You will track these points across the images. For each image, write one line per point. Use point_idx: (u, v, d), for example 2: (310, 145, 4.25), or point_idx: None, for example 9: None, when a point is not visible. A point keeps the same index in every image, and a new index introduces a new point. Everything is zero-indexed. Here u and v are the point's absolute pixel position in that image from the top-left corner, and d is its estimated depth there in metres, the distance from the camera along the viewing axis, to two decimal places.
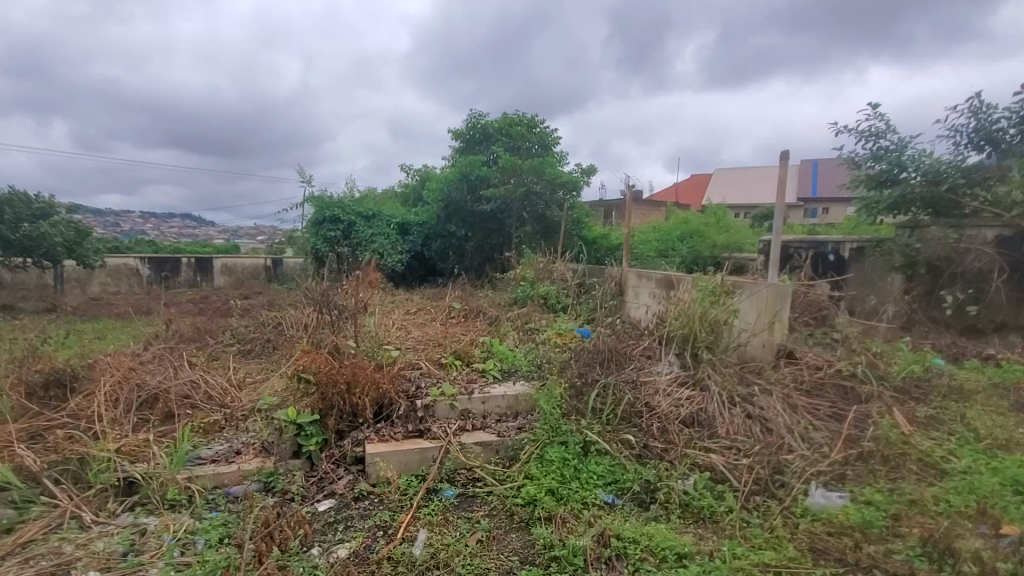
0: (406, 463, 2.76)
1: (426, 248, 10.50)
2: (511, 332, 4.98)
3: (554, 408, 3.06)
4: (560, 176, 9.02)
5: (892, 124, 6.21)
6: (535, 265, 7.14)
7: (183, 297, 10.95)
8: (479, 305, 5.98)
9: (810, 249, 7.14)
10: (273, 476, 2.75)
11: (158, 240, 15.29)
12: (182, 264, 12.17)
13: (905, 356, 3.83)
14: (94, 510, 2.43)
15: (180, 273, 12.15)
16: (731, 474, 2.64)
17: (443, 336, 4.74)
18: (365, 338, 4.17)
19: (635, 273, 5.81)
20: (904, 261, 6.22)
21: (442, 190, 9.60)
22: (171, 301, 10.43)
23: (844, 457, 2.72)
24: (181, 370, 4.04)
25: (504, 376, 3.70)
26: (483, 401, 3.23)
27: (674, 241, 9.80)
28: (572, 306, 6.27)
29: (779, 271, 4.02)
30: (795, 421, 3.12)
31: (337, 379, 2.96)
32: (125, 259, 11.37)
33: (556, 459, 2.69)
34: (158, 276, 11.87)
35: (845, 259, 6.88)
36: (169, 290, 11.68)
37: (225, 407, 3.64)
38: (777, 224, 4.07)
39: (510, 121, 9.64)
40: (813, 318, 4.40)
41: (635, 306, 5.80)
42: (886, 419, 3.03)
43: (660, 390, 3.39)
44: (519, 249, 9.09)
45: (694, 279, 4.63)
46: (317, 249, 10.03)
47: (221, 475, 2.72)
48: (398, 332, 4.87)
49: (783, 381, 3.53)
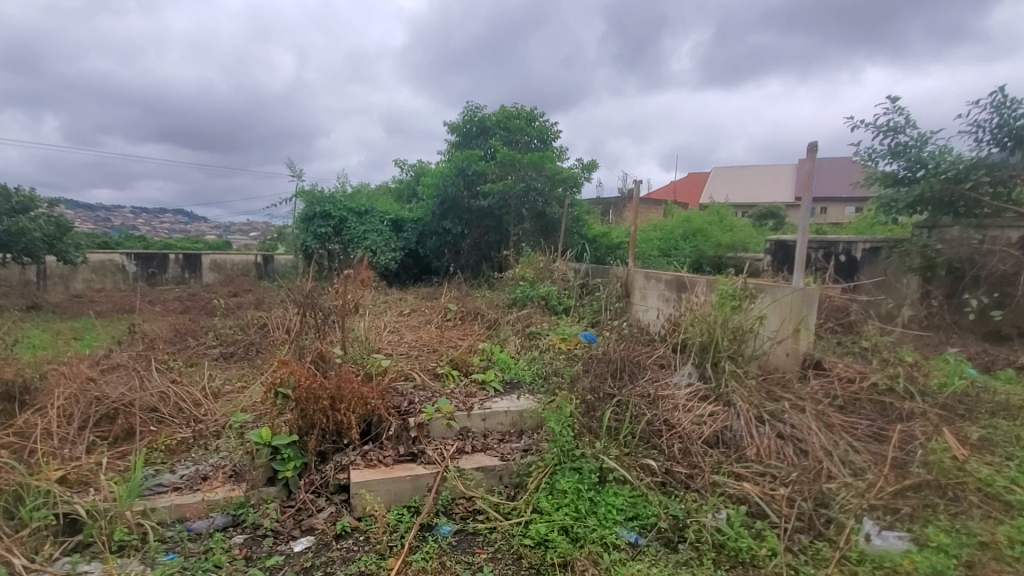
0: (396, 494, 2.41)
1: (421, 246, 10.16)
2: (511, 337, 4.64)
3: (565, 428, 2.71)
4: (560, 171, 8.71)
5: (911, 118, 5.90)
6: (535, 265, 6.80)
7: (170, 294, 10.54)
8: (476, 306, 5.61)
9: (819, 249, 6.96)
10: (243, 508, 2.40)
11: (147, 235, 14.80)
12: (169, 260, 11.72)
13: (943, 368, 3.52)
14: (27, 553, 2.05)
15: (167, 269, 11.70)
16: (769, 507, 2.31)
17: (439, 342, 4.39)
18: (354, 345, 3.80)
19: (642, 273, 5.47)
20: (923, 262, 5.94)
21: (438, 185, 9.21)
22: (157, 299, 10.01)
23: (896, 487, 2.41)
24: (150, 380, 3.68)
25: (506, 388, 3.36)
26: (483, 417, 2.88)
27: (677, 240, 9.49)
28: (575, 308, 5.93)
29: (804, 274, 3.70)
30: (833, 443, 2.81)
31: (319, 395, 2.60)
32: (110, 254, 10.94)
33: (569, 490, 2.35)
34: (143, 272, 11.43)
35: (858, 259, 6.71)
36: (155, 287, 11.25)
37: (196, 421, 3.28)
38: (801, 223, 3.74)
39: (509, 113, 9.23)
40: (838, 325, 4.09)
41: (642, 309, 5.47)
42: (935, 441, 2.73)
43: (680, 405, 3.06)
44: (518, 247, 8.76)
45: (709, 282, 4.30)
46: (307, 246, 9.63)
47: (183, 507, 2.37)
48: (390, 337, 4.51)
49: (814, 395, 3.22)
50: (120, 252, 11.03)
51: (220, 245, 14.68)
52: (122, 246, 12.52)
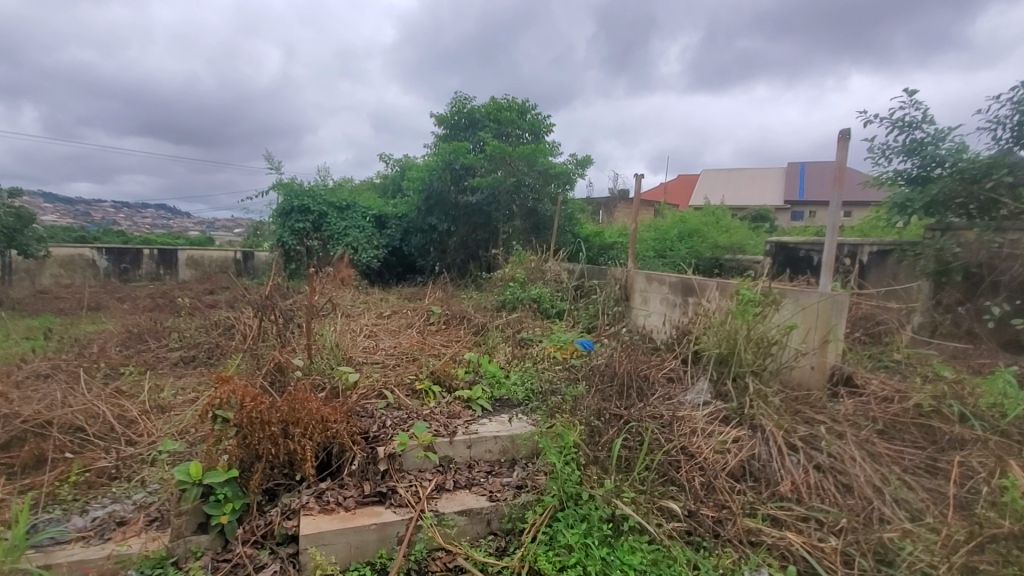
0: (357, 548, 1.93)
1: (405, 244, 9.68)
2: (501, 344, 4.16)
3: (568, 462, 2.24)
4: (553, 166, 8.27)
5: (928, 114, 5.64)
6: (526, 265, 6.36)
7: (142, 291, 9.89)
8: (462, 309, 5.13)
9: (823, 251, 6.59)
10: (163, 565, 1.92)
11: (122, 228, 14.06)
12: (143, 255, 10.99)
13: (990, 384, 3.12)
14: None
15: (141, 265, 10.98)
16: (820, 564, 1.92)
17: (420, 349, 3.91)
18: (321, 355, 3.31)
19: (643, 275, 5.03)
20: (937, 267, 5.61)
21: (423, 179, 8.69)
22: (127, 295, 9.37)
23: (969, 537, 2.01)
24: (79, 393, 3.16)
25: (495, 408, 2.89)
26: (469, 445, 2.40)
27: (672, 241, 9.10)
28: (569, 312, 5.49)
29: (832, 278, 3.28)
30: (881, 477, 2.40)
31: (268, 419, 2.12)
32: (79, 249, 10.25)
33: (575, 546, 1.89)
34: (116, 268, 10.73)
35: (864, 262, 6.38)
36: (127, 284, 10.58)
37: (127, 444, 2.78)
38: (831, 219, 3.33)
39: (499, 105, 8.74)
40: (866, 334, 3.69)
41: (643, 314, 5.03)
42: (1002, 477, 2.33)
43: (699, 430, 2.62)
44: (507, 246, 8.30)
45: (721, 285, 3.88)
46: (284, 241, 9.05)
47: (86, 565, 1.89)
48: (364, 343, 4.00)
49: (850, 417, 2.81)
50: (90, 247, 10.34)
51: (199, 241, 14.00)
52: (100, 240, 11.85)
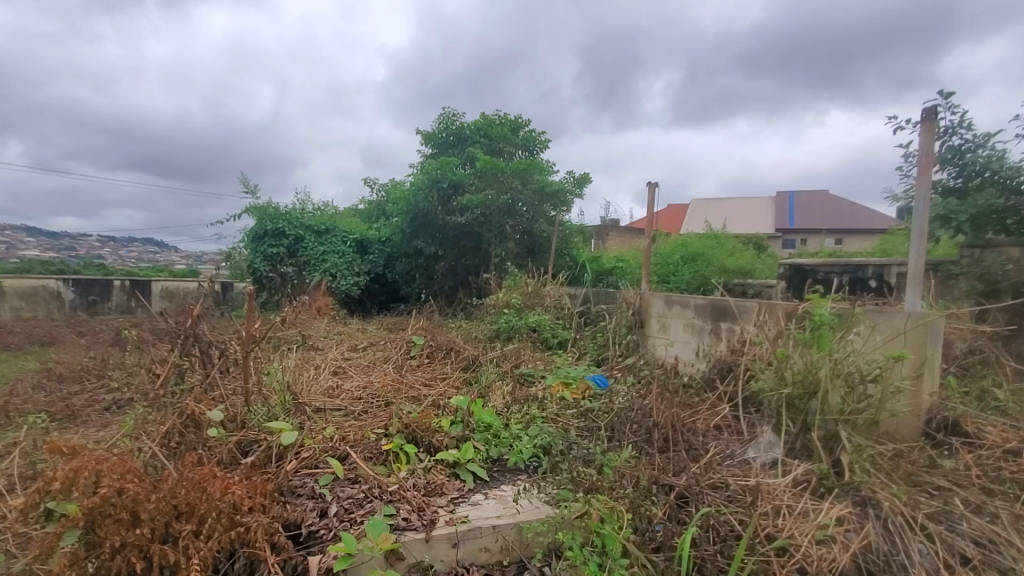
0: None
1: (389, 270, 8.92)
2: (497, 383, 3.37)
3: None
4: (550, 184, 7.65)
5: (966, 118, 5.14)
6: (522, 290, 5.62)
7: (109, 324, 8.10)
8: (449, 339, 4.31)
9: (845, 274, 5.80)
10: None
11: (86, 249, 12.47)
12: (114, 286, 8.91)
13: None
14: None
15: (111, 298, 8.88)
16: None
17: (393, 390, 3.12)
18: (261, 405, 2.50)
19: (662, 298, 4.27)
20: (983, 288, 4.60)
21: (408, 200, 7.97)
22: (92, 329, 7.80)
23: None
24: None
25: (493, 477, 2.08)
26: (454, 543, 1.60)
27: (676, 265, 8.43)
28: (572, 342, 4.74)
29: (920, 294, 2.61)
30: None
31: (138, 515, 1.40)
32: (43, 279, 8.17)
33: None
34: (82, 300, 8.59)
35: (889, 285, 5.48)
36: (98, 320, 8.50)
37: None
38: (914, 219, 2.66)
39: (490, 121, 8.13)
40: (952, 366, 2.98)
41: (661, 344, 4.24)
42: None
43: (785, 506, 1.85)
44: (501, 269, 7.60)
45: (766, 308, 3.14)
46: (255, 268, 8.20)
47: None
48: (324, 384, 3.18)
49: (980, 482, 2.08)
50: (53, 277, 8.26)
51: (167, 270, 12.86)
52: (76, 272, 9.67)
